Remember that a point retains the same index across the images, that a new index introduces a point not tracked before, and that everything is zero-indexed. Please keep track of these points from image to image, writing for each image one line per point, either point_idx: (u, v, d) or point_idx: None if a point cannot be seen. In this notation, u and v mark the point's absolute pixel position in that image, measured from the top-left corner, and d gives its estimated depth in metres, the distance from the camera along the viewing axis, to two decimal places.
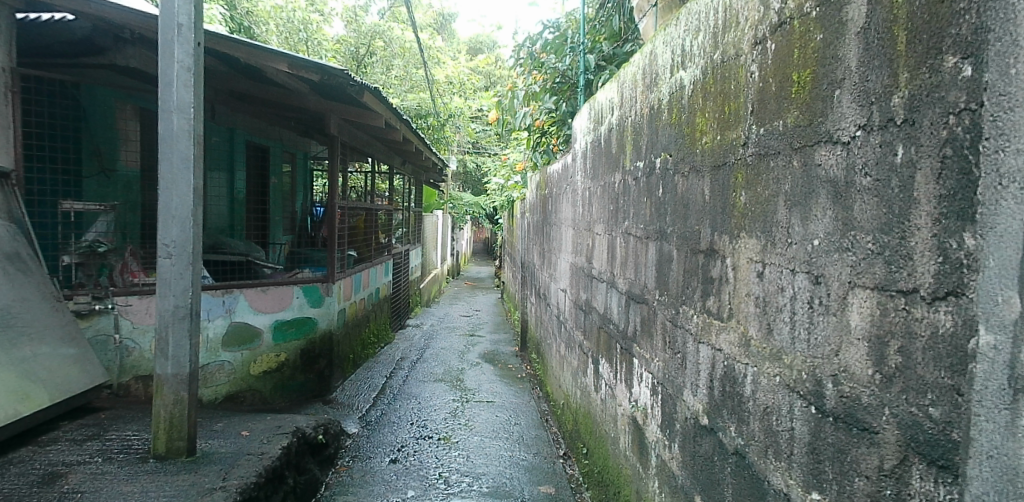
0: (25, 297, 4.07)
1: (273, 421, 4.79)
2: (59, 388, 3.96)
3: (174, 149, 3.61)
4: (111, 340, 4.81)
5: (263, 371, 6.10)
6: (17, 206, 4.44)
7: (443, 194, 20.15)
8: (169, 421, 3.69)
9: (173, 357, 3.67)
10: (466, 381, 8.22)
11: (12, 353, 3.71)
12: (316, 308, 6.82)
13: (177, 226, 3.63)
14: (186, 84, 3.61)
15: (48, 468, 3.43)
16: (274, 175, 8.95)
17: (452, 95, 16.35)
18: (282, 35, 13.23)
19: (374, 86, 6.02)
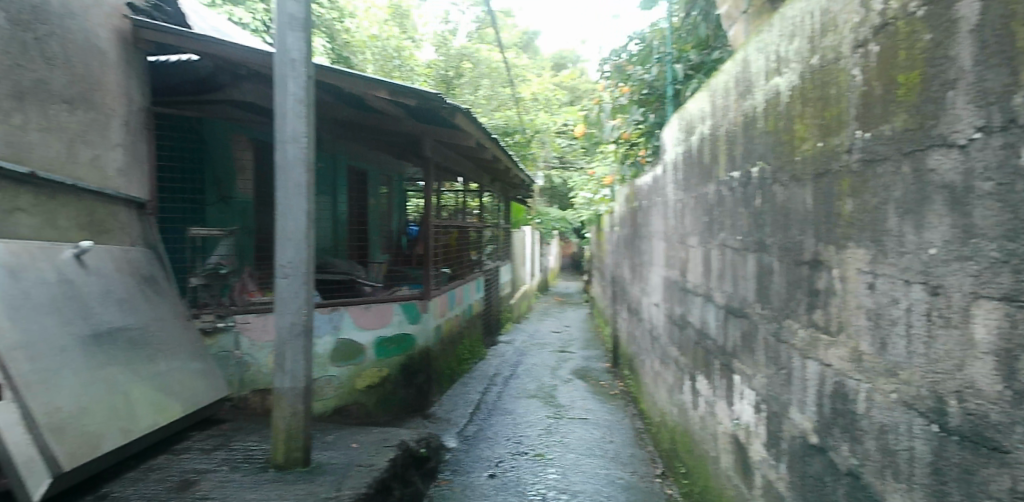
0: (161, 316, 4.51)
1: (380, 434, 5.01)
2: (190, 400, 4.33)
3: (289, 176, 3.90)
4: (232, 355, 5.17)
5: (368, 386, 6.38)
6: (153, 233, 4.95)
7: (531, 210, 20.36)
8: (286, 432, 3.95)
9: (290, 371, 3.93)
10: (559, 398, 8.23)
11: (151, 369, 4.10)
12: (414, 325, 7.07)
13: (292, 248, 3.90)
14: (299, 114, 3.90)
15: (182, 475, 3.74)
16: (371, 197, 9.38)
17: (537, 112, 16.55)
18: (377, 62, 13.93)
19: (466, 108, 6.29)
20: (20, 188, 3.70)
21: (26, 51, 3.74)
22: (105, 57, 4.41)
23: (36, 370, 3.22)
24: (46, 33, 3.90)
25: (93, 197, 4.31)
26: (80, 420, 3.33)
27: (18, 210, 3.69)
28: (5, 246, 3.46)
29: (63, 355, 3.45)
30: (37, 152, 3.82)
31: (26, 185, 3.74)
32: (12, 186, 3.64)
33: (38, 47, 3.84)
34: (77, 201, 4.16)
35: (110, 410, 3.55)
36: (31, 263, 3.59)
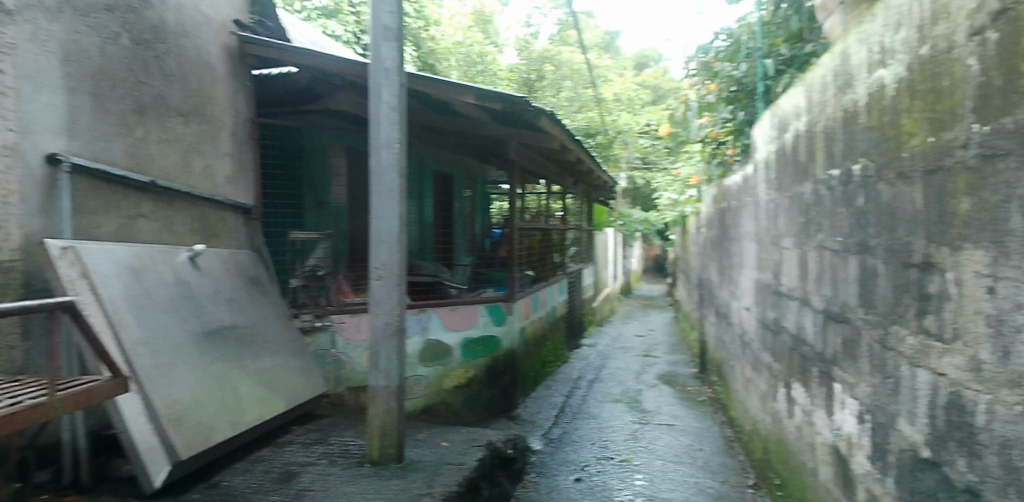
0: (266, 315, 4.82)
1: (469, 434, 5.12)
2: (291, 395, 4.60)
3: (383, 182, 4.08)
4: (329, 353, 5.45)
5: (455, 386, 6.54)
6: (257, 237, 5.29)
7: (614, 212, 20.13)
8: (381, 429, 4.12)
9: (385, 370, 4.11)
10: (644, 403, 8.10)
11: (257, 366, 4.39)
12: (500, 327, 7.17)
13: (386, 250, 4.08)
14: (393, 121, 4.08)
15: (286, 466, 3.98)
16: (456, 200, 9.58)
17: (619, 112, 16.37)
18: (461, 68, 14.23)
19: (550, 110, 6.35)
20: (143, 197, 4.05)
21: (147, 69, 4.08)
22: (215, 72, 4.74)
23: (157, 364, 3.52)
24: (165, 52, 4.23)
25: (203, 203, 4.66)
26: (195, 412, 3.61)
27: (141, 216, 4.04)
28: (131, 250, 3.80)
29: (180, 351, 3.75)
30: (157, 163, 4.17)
31: (147, 194, 4.10)
32: (136, 195, 3.99)
33: (158, 64, 4.17)
34: (191, 208, 4.51)
35: (220, 404, 3.83)
36: (152, 265, 3.92)
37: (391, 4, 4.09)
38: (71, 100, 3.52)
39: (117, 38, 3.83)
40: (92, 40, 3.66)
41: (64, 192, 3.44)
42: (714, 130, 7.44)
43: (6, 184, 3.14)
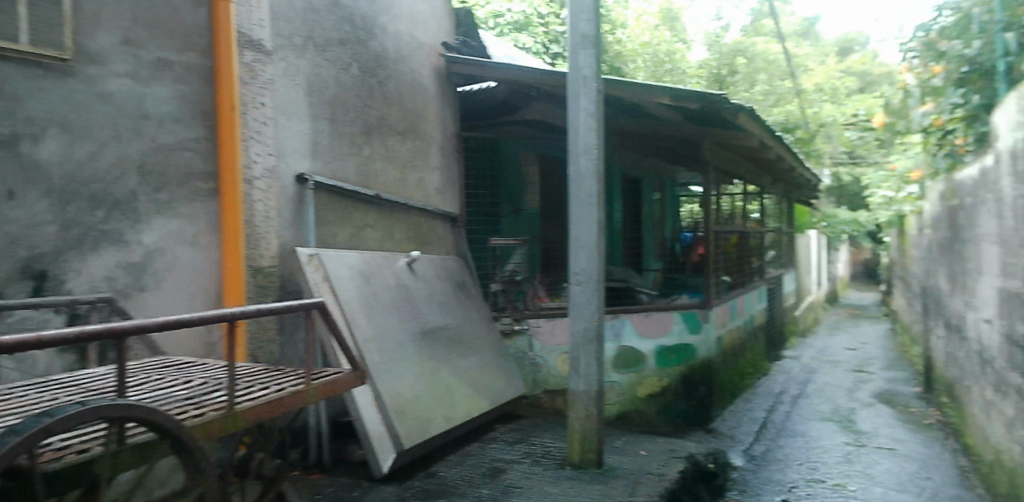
0: (471, 318, 5.12)
1: (667, 444, 4.98)
2: (495, 395, 4.82)
3: (581, 188, 4.13)
4: (527, 356, 5.62)
5: (649, 394, 6.40)
6: (462, 244, 5.65)
7: (815, 212, 18.41)
8: (581, 433, 4.16)
9: (584, 374, 4.15)
10: (859, 423, 7.26)
11: (465, 365, 4.68)
12: (696, 335, 6.88)
13: (585, 256, 4.12)
14: (591, 128, 4.11)
15: (493, 462, 4.19)
16: (646, 204, 9.33)
17: (821, 103, 14.94)
18: (649, 69, 13.98)
19: (749, 106, 5.95)
20: (369, 209, 4.52)
21: (372, 94, 4.56)
22: (426, 92, 5.16)
23: (384, 360, 3.89)
24: (386, 76, 4.69)
25: (418, 213, 5.08)
26: (415, 406, 3.93)
27: (368, 226, 4.51)
28: (361, 256, 4.25)
29: (402, 348, 4.12)
30: (380, 178, 4.62)
31: (373, 206, 4.56)
32: (364, 207, 4.47)
33: (380, 89, 4.63)
34: (407, 217, 4.95)
35: (435, 400, 4.14)
36: (378, 270, 4.35)
37: (588, 13, 4.14)
38: (314, 126, 4.05)
39: (348, 69, 4.32)
40: (329, 72, 4.17)
41: (309, 206, 3.95)
42: (940, 118, 6.34)
43: (267, 200, 3.63)
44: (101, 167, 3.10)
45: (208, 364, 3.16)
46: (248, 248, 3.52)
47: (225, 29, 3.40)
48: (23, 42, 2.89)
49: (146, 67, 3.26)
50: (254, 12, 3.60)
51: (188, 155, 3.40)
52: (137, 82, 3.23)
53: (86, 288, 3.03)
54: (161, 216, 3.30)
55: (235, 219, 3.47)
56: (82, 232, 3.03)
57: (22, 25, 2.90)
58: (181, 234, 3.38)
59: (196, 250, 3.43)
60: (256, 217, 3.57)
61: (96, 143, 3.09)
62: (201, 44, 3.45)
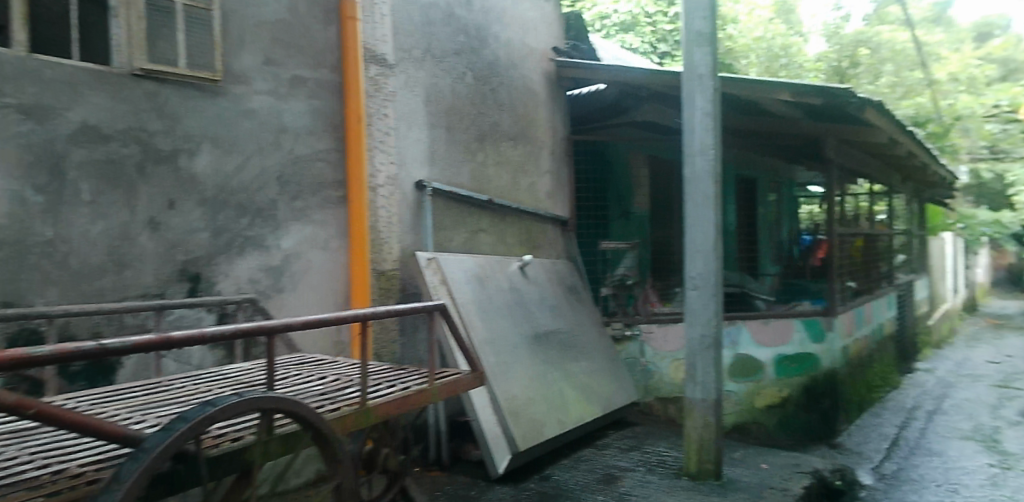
0: (582, 322, 5.10)
1: (790, 458, 4.72)
2: (608, 400, 4.77)
3: (697, 189, 4.00)
4: (639, 362, 5.52)
5: (768, 405, 6.09)
6: (573, 247, 5.64)
7: (950, 212, 16.83)
8: (699, 443, 4.02)
9: (702, 382, 4.01)
10: (1008, 444, 6.53)
11: (577, 368, 4.67)
12: (818, 344, 6.41)
13: (702, 259, 3.98)
14: (707, 127, 3.98)
15: (607, 469, 4.14)
16: (761, 205, 8.91)
17: (958, 94, 13.66)
18: (762, 65, 13.43)
19: (878, 100, 5.53)
20: (482, 214, 4.61)
21: (486, 101, 4.66)
22: (537, 97, 5.20)
23: (499, 362, 3.96)
24: (498, 84, 4.78)
25: (529, 217, 5.14)
26: (529, 408, 3.97)
27: (482, 231, 4.60)
28: (476, 260, 4.34)
29: (516, 352, 4.16)
30: (493, 183, 4.71)
31: (485, 210, 4.64)
32: (477, 212, 4.56)
33: (493, 96, 4.73)
34: (519, 221, 5.01)
35: (548, 403, 4.15)
36: (492, 273, 4.43)
37: (703, 9, 4.01)
38: (432, 134, 4.19)
39: (463, 77, 4.45)
40: (446, 82, 4.32)
41: (427, 211, 4.09)
42: None
43: (389, 206, 3.86)
44: (246, 178, 3.34)
45: (340, 361, 3.35)
46: (372, 251, 3.76)
47: (353, 47, 3.66)
48: (181, 66, 3.10)
49: (285, 84, 3.49)
50: (378, 29, 3.84)
51: (320, 165, 3.63)
52: (277, 98, 3.46)
53: (233, 289, 3.27)
54: (297, 222, 3.53)
55: (361, 224, 3.69)
56: (230, 238, 3.27)
57: (180, 50, 3.13)
58: (314, 239, 3.60)
59: (327, 254, 3.65)
60: (379, 222, 3.81)
61: (243, 155, 3.33)
62: (330, 60, 3.67)
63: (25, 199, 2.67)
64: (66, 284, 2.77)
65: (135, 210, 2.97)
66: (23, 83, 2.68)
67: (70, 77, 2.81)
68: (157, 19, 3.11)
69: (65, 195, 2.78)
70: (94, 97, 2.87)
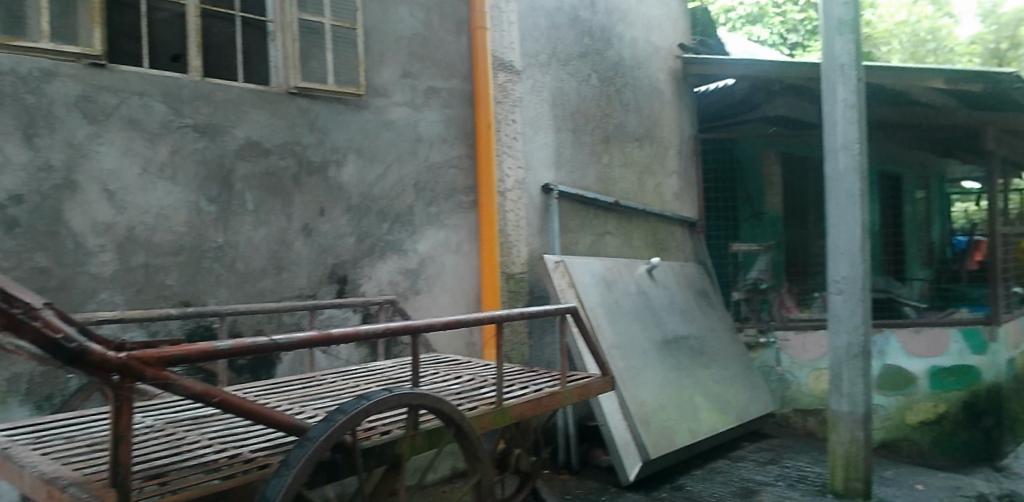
0: (714, 327, 4.92)
1: (952, 480, 4.27)
2: (743, 410, 4.54)
3: (841, 187, 3.72)
4: (775, 370, 5.23)
5: (921, 421, 5.53)
6: (702, 250, 5.46)
7: None
8: (845, 459, 3.73)
9: (848, 394, 3.70)
10: None
11: (708, 374, 4.51)
12: (982, 356, 5.65)
13: (847, 262, 3.70)
14: (851, 121, 3.70)
15: (743, 482, 3.94)
16: (908, 203, 8.05)
17: None
18: (907, 51, 12.49)
19: None
20: (609, 215, 4.58)
21: (611, 102, 4.62)
22: (663, 96, 5.09)
23: (628, 367, 3.89)
24: (623, 84, 4.73)
25: (656, 220, 5.03)
26: (661, 416, 3.86)
27: (608, 233, 4.56)
28: (603, 262, 4.30)
29: (646, 357, 4.07)
30: (619, 185, 4.66)
31: (612, 212, 4.60)
32: (604, 214, 4.53)
33: (618, 97, 4.68)
34: (646, 223, 4.92)
35: (680, 411, 4.02)
36: (620, 276, 4.37)
37: None
38: (558, 137, 4.22)
39: (589, 79, 4.44)
40: (572, 85, 4.33)
41: (554, 214, 4.11)
42: None
43: (517, 210, 3.91)
44: (387, 186, 3.52)
45: (475, 362, 3.44)
46: (502, 254, 3.83)
47: (483, 57, 3.77)
48: (330, 83, 3.33)
49: (421, 95, 3.65)
50: (506, 36, 3.92)
51: (453, 172, 3.76)
52: (414, 109, 3.63)
53: (376, 291, 3.46)
54: (432, 226, 3.67)
55: (491, 228, 3.77)
56: (373, 242, 3.46)
57: (330, 68, 3.33)
58: (448, 243, 3.73)
59: (460, 257, 3.77)
60: (508, 226, 3.87)
61: (384, 164, 3.51)
62: (462, 70, 3.79)
63: (201, 209, 2.97)
64: (234, 286, 3.04)
65: (292, 217, 3.21)
66: (201, 105, 2.99)
67: (236, 98, 3.09)
68: (310, 40, 3.34)
69: (234, 205, 3.05)
70: (257, 114, 3.14)
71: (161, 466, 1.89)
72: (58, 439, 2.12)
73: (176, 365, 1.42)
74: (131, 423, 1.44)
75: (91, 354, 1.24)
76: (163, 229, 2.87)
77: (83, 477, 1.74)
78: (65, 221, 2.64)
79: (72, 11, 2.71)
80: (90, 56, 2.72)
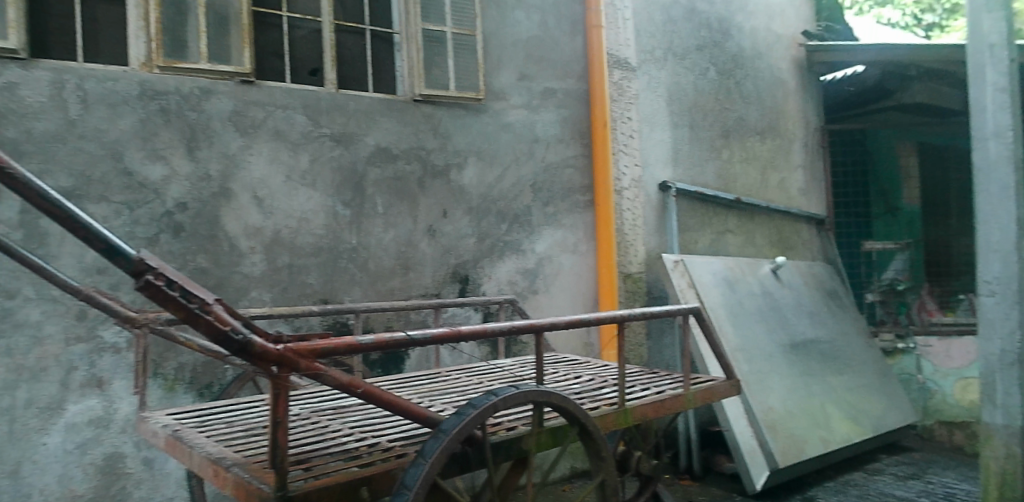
0: (846, 331, 4.61)
1: None
2: (881, 419, 4.20)
3: (991, 181, 3.10)
4: (916, 378, 4.80)
5: None
6: (832, 249, 5.14)
7: None
8: (1000, 476, 3.10)
9: (1003, 405, 3.06)
10: None
11: (840, 381, 4.23)
12: None
13: (999, 262, 3.05)
14: (1004, 107, 3.06)
15: (881, 497, 3.65)
16: None
17: None
18: None
19: None
20: (729, 213, 4.42)
21: (730, 95, 4.46)
22: (786, 87, 4.85)
23: (753, 371, 3.71)
24: (743, 76, 4.54)
25: (780, 217, 4.80)
26: (789, 423, 3.66)
27: (729, 232, 4.41)
28: (724, 261, 4.15)
29: (771, 361, 3.88)
30: (740, 182, 4.49)
31: (732, 209, 4.44)
32: (724, 212, 4.38)
33: (738, 89, 4.51)
34: (769, 220, 4.71)
35: (811, 418, 3.79)
36: (743, 276, 4.20)
37: None
38: (676, 133, 4.12)
39: (706, 73, 4.31)
40: (689, 79, 4.22)
41: (672, 212, 4.00)
42: None
43: (634, 208, 3.86)
44: (506, 187, 3.59)
45: (593, 362, 3.42)
46: (619, 253, 3.79)
47: (598, 56, 3.77)
48: (452, 89, 3.44)
49: (537, 96, 3.70)
50: (621, 33, 3.88)
51: (569, 172, 3.77)
52: (531, 110, 3.68)
53: (496, 290, 3.53)
54: (550, 226, 3.70)
55: (607, 227, 3.75)
56: (492, 243, 3.54)
57: (451, 75, 3.44)
58: (564, 242, 3.75)
59: (576, 256, 3.78)
60: (625, 225, 3.82)
61: (502, 166, 3.58)
62: (577, 70, 3.81)
63: (337, 212, 3.16)
64: (366, 285, 3.21)
65: (417, 218, 3.35)
66: (336, 115, 3.18)
67: (367, 107, 3.26)
68: (433, 48, 3.46)
69: (366, 208, 3.23)
70: (385, 122, 3.30)
71: (310, 451, 2.02)
72: (219, 423, 2.32)
73: (326, 358, 1.50)
74: (288, 411, 1.56)
75: (254, 347, 1.32)
76: (304, 231, 3.08)
77: (244, 458, 1.90)
78: (221, 225, 2.90)
79: (226, 34, 2.97)
80: (241, 75, 2.97)
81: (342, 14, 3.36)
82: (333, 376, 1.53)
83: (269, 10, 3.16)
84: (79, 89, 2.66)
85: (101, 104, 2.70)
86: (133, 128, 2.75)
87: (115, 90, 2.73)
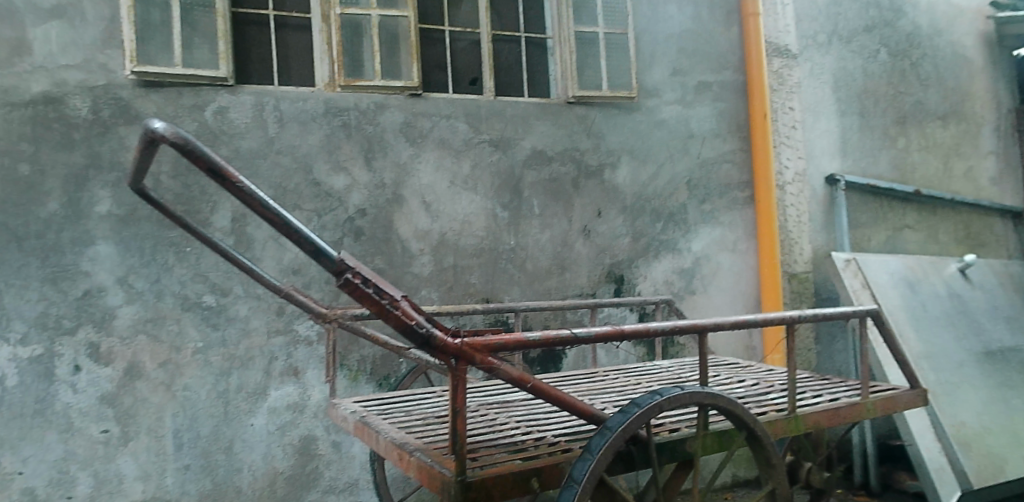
0: None
1: None
2: None
3: None
4: None
5: None
6: None
7: None
8: None
9: None
10: None
11: None
12: None
13: None
14: None
15: None
16: None
17: None
18: None
19: None
20: (907, 207, 4.05)
21: (906, 77, 4.08)
22: (973, 64, 4.34)
23: (941, 381, 3.35)
24: (920, 56, 4.13)
25: (968, 210, 4.30)
26: (985, 440, 3.26)
27: (907, 228, 4.03)
28: (903, 260, 3.79)
29: (962, 370, 3.48)
30: (919, 171, 4.08)
31: (911, 203, 4.06)
32: (901, 206, 4.02)
33: (915, 70, 4.11)
34: (955, 215, 4.25)
35: (1012, 436, 3.35)
36: (925, 276, 3.81)
37: None
38: (843, 122, 3.84)
39: (877, 55, 3.97)
40: (857, 64, 3.91)
41: (841, 207, 3.73)
42: None
43: (799, 204, 3.64)
44: (660, 185, 3.54)
45: (756, 366, 3.29)
46: (782, 252, 3.60)
47: (755, 45, 3.61)
48: (605, 89, 3.45)
49: (692, 91, 3.62)
50: (781, 19, 3.68)
51: (726, 168, 3.65)
52: (685, 106, 3.60)
53: (652, 290, 3.49)
54: (707, 224, 3.60)
55: (768, 224, 3.58)
56: (647, 242, 3.50)
57: (604, 75, 3.46)
58: (722, 241, 3.63)
59: (736, 256, 3.65)
60: (788, 222, 3.62)
61: (657, 164, 3.53)
62: (733, 61, 3.68)
63: (496, 215, 3.29)
64: (525, 284, 3.30)
65: (572, 219, 3.40)
66: (495, 121, 3.31)
67: (524, 112, 3.37)
68: (586, 49, 3.49)
69: (523, 210, 3.33)
70: (541, 125, 3.38)
71: (484, 442, 2.11)
72: (399, 411, 2.50)
73: (502, 352, 1.53)
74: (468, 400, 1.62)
75: (436, 340, 1.39)
76: (467, 233, 3.24)
77: (427, 443, 2.03)
78: (395, 230, 3.12)
79: (396, 51, 3.20)
80: (411, 89, 3.18)
81: (498, 25, 3.51)
82: (506, 370, 1.56)
83: (433, 27, 3.37)
84: (277, 110, 2.99)
85: (294, 122, 3.01)
86: (320, 143, 3.04)
87: (305, 109, 3.03)
